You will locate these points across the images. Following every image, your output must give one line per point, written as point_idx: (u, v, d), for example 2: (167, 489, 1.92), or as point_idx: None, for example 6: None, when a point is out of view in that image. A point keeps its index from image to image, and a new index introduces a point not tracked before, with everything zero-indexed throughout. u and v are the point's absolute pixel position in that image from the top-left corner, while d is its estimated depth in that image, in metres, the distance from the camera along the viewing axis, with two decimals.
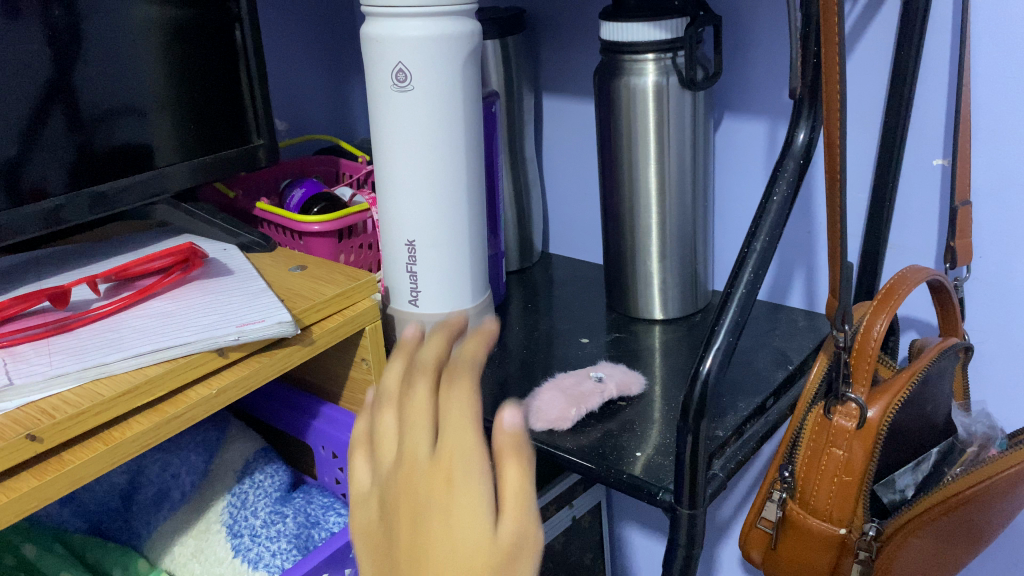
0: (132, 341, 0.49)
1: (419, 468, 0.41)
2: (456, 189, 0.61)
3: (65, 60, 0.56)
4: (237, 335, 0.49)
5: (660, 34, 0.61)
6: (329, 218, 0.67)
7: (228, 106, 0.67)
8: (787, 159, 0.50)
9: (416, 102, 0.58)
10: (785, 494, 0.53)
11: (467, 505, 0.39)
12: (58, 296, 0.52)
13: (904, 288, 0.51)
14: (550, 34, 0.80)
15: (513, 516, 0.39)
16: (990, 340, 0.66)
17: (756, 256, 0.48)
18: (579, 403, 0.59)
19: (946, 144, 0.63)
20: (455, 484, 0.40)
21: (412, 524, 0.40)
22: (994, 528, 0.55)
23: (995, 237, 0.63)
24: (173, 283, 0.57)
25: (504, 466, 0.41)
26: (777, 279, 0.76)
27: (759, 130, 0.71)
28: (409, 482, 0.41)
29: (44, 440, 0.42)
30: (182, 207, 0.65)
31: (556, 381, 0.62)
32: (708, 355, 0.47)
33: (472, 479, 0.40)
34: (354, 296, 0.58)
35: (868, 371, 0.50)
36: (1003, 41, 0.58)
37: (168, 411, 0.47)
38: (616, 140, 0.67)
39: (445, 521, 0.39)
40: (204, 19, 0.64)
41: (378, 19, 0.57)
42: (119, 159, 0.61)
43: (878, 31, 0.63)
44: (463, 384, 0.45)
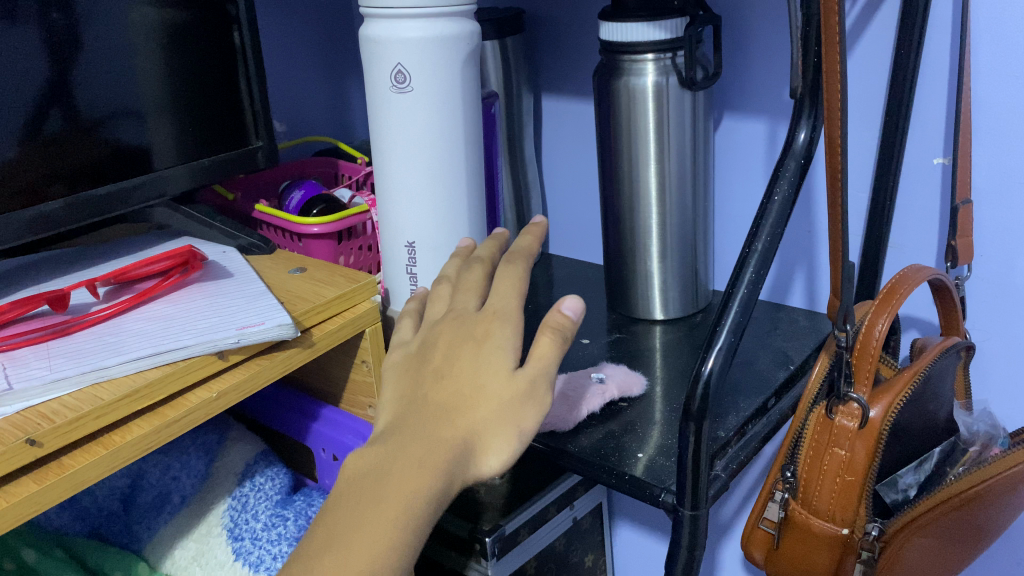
0: (132, 345, 0.49)
1: (463, 329, 0.45)
2: (456, 190, 0.61)
3: (64, 63, 0.56)
4: (237, 338, 0.49)
5: (660, 34, 0.61)
6: (328, 219, 0.67)
7: (227, 108, 0.67)
8: (787, 159, 0.50)
9: (415, 104, 0.58)
10: (787, 495, 0.52)
11: (499, 363, 0.43)
12: (57, 300, 0.52)
13: (906, 287, 0.51)
14: (549, 34, 0.80)
15: (537, 364, 0.43)
16: (992, 339, 0.66)
17: (757, 256, 0.48)
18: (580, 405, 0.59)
19: (947, 143, 0.63)
20: (495, 337, 0.44)
21: (449, 367, 0.44)
22: (996, 527, 0.55)
23: (996, 236, 0.63)
24: (172, 286, 0.57)
25: (540, 334, 0.44)
26: (777, 279, 0.75)
27: (759, 129, 0.71)
28: (451, 331, 0.46)
29: (44, 444, 0.42)
30: (181, 210, 0.65)
31: (568, 381, 0.62)
32: (710, 356, 0.47)
33: (504, 346, 0.44)
34: (354, 298, 0.58)
35: (870, 371, 0.50)
36: (1004, 39, 0.58)
37: (168, 415, 0.47)
38: (616, 140, 0.67)
39: (465, 366, 0.43)
40: (203, 21, 0.64)
41: (377, 21, 0.56)
42: (119, 162, 0.61)
43: (878, 30, 0.62)
44: (513, 267, 0.48)
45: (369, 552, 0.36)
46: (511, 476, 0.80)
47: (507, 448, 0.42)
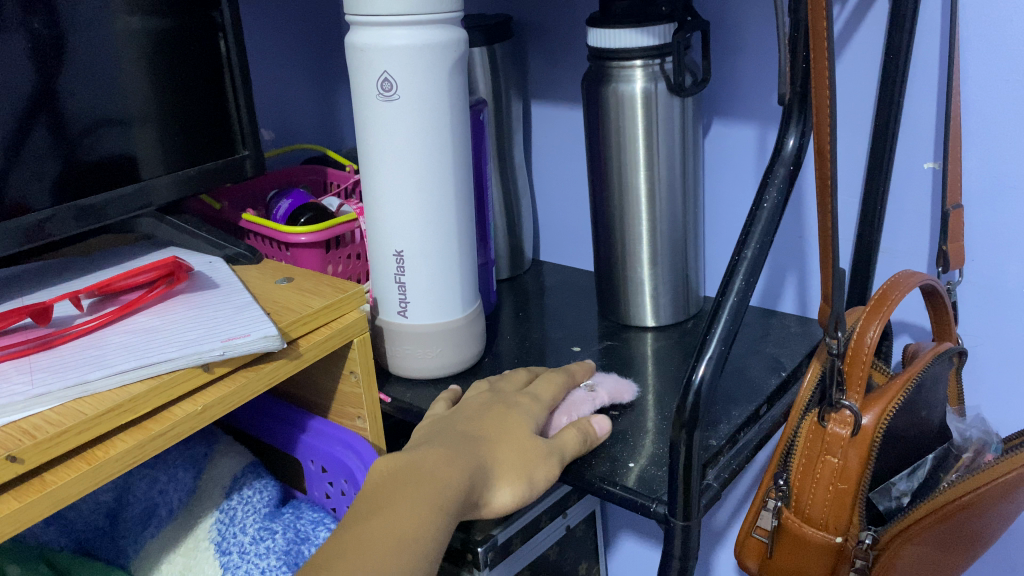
0: (115, 358, 0.48)
1: (497, 399, 0.56)
2: (444, 198, 0.60)
3: (47, 74, 0.56)
4: (223, 350, 0.48)
5: (648, 40, 0.61)
6: (316, 228, 0.66)
7: (213, 118, 0.67)
8: (777, 165, 0.50)
9: (402, 112, 0.57)
10: (781, 502, 0.52)
11: (522, 423, 0.53)
12: (40, 313, 0.51)
13: (897, 292, 0.51)
14: (537, 40, 0.79)
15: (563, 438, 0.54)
16: (984, 343, 0.66)
17: (747, 263, 0.47)
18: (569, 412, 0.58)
19: (937, 147, 0.63)
20: (524, 404, 0.56)
21: (482, 422, 0.54)
22: (991, 534, 0.55)
23: (988, 240, 0.63)
24: (157, 298, 0.56)
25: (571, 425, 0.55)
26: (769, 284, 0.75)
27: (748, 135, 0.71)
28: (484, 399, 0.56)
29: (25, 460, 0.41)
30: (167, 220, 0.64)
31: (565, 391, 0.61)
32: (700, 364, 0.46)
33: (530, 412, 0.55)
34: (342, 308, 0.58)
35: (862, 377, 0.49)
36: (993, 43, 0.58)
37: (152, 429, 0.46)
38: (606, 146, 0.67)
39: (494, 420, 0.53)
40: (188, 30, 0.63)
41: (362, 28, 0.56)
42: (103, 172, 0.60)
43: (867, 34, 0.62)
44: (557, 375, 0.60)
45: (412, 521, 0.43)
46: None
47: (520, 484, 0.50)
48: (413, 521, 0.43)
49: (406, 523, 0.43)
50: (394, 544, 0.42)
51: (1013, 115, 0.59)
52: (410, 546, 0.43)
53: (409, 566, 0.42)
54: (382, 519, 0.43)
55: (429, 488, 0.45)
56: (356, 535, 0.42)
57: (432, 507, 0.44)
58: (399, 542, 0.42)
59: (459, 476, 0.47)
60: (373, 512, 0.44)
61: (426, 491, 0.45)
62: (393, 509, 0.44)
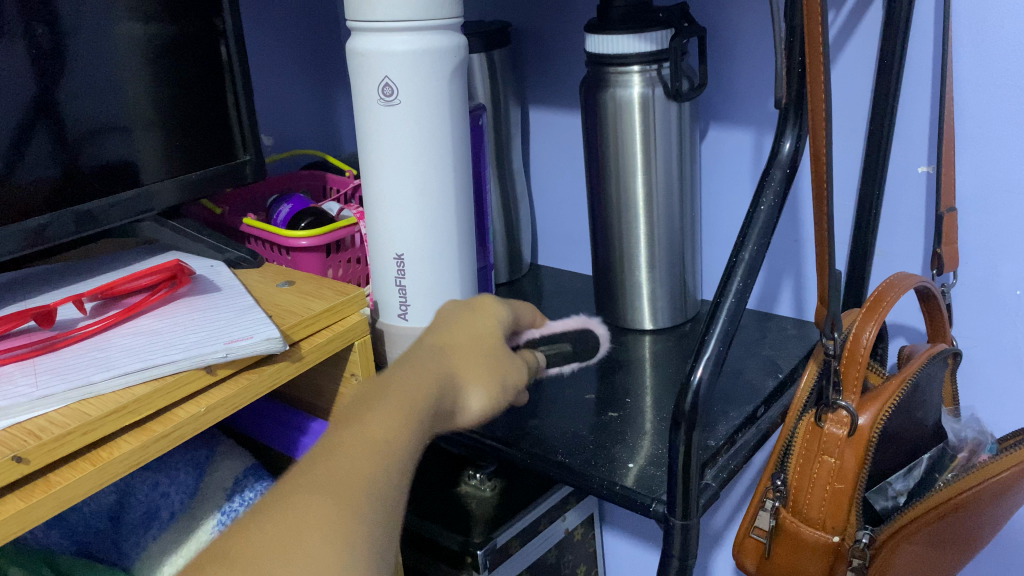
0: (119, 360, 0.48)
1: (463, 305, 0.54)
2: (444, 202, 0.61)
3: (50, 80, 0.56)
4: (226, 352, 0.49)
5: (645, 46, 0.62)
6: (317, 232, 0.67)
7: (215, 123, 0.67)
8: (774, 169, 0.50)
9: (403, 117, 0.58)
10: (778, 502, 0.52)
11: (484, 331, 0.52)
12: (43, 316, 0.51)
13: (892, 294, 0.52)
14: (535, 47, 0.80)
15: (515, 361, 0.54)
16: (978, 344, 0.66)
17: (744, 265, 0.48)
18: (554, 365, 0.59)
19: (931, 152, 0.64)
20: (488, 309, 0.54)
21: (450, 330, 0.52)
22: (984, 534, 0.55)
23: (981, 243, 0.64)
24: (160, 301, 0.57)
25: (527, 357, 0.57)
26: (765, 287, 0.76)
27: (744, 140, 0.71)
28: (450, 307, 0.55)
29: (31, 461, 0.42)
30: (169, 224, 0.66)
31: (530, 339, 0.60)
32: (698, 366, 0.47)
33: (495, 318, 0.53)
34: (343, 311, 0.58)
35: (858, 378, 0.50)
36: (985, 48, 0.59)
37: (156, 430, 0.46)
38: (603, 150, 0.68)
39: (455, 332, 0.51)
40: (189, 36, 0.64)
41: (363, 35, 0.57)
42: (105, 177, 0.60)
43: (862, 39, 0.63)
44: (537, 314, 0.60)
45: (385, 428, 0.39)
46: (502, 489, 0.80)
47: (490, 393, 0.50)
48: (393, 440, 0.39)
49: (386, 443, 0.39)
50: (384, 466, 0.38)
51: (1006, 119, 0.59)
52: (388, 453, 0.38)
53: (389, 470, 0.38)
54: (364, 441, 0.38)
55: (406, 405, 0.42)
56: (332, 462, 0.36)
57: (406, 427, 0.40)
58: (384, 460, 0.38)
59: (429, 387, 0.45)
60: (348, 436, 0.38)
61: (405, 414, 0.41)
62: (374, 430, 0.39)
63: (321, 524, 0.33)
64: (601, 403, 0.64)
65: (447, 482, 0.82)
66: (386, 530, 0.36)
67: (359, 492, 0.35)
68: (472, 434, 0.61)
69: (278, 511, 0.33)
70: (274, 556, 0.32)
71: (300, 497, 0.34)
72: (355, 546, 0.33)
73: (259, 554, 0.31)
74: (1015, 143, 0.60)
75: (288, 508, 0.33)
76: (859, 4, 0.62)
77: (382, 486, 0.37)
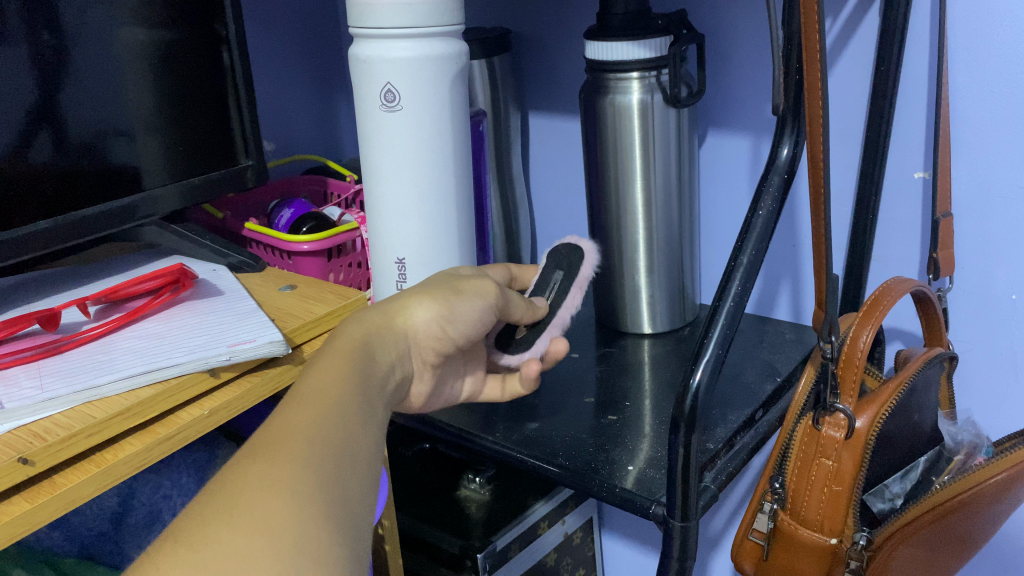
0: (123, 363, 0.49)
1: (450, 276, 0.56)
2: (446, 206, 0.61)
3: (53, 85, 0.57)
4: (229, 355, 0.49)
5: (644, 52, 0.62)
6: (319, 237, 0.68)
7: (217, 128, 0.68)
8: (772, 174, 0.51)
9: (405, 122, 0.58)
10: (777, 505, 0.53)
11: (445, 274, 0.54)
12: (48, 319, 0.52)
13: (889, 298, 0.52)
14: (535, 53, 0.81)
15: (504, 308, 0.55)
16: (974, 348, 0.67)
17: (742, 269, 0.49)
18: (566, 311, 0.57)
19: (927, 157, 0.64)
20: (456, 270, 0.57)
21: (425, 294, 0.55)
22: (982, 535, 0.56)
23: (977, 248, 0.64)
24: (163, 304, 0.57)
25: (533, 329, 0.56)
26: (763, 292, 0.76)
27: (742, 146, 0.72)
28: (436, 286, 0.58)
29: (36, 463, 0.42)
30: (171, 229, 0.66)
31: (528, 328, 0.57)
32: (697, 369, 0.47)
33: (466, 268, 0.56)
34: (344, 315, 0.59)
35: (855, 381, 0.51)
36: (981, 55, 0.59)
37: (159, 432, 0.47)
38: (602, 155, 0.68)
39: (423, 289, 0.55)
40: (193, 43, 0.64)
41: (366, 41, 0.57)
42: (108, 182, 0.61)
43: (859, 46, 0.64)
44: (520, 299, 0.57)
45: (326, 385, 0.39)
46: (501, 492, 0.81)
47: (437, 310, 0.50)
48: (339, 405, 0.38)
49: (334, 409, 0.37)
50: (332, 425, 0.36)
51: (1001, 125, 0.60)
52: (336, 405, 0.38)
53: (341, 420, 0.37)
54: (307, 404, 0.37)
55: (343, 348, 0.44)
56: (277, 424, 0.35)
57: (352, 390, 0.40)
58: (330, 421, 0.36)
59: (364, 328, 0.47)
60: (292, 401, 0.37)
61: (347, 368, 0.42)
62: (318, 391, 0.38)
63: (266, 484, 0.31)
64: (600, 407, 0.64)
65: (447, 485, 0.82)
66: (343, 487, 0.33)
67: (304, 449, 0.33)
68: (473, 436, 0.62)
69: (220, 481, 0.31)
70: (218, 518, 0.29)
71: (244, 463, 0.32)
72: (306, 506, 0.31)
73: (204, 518, 0.29)
74: (1010, 149, 0.60)
75: (242, 468, 0.32)
76: (856, 12, 0.63)
77: (333, 431, 0.36)
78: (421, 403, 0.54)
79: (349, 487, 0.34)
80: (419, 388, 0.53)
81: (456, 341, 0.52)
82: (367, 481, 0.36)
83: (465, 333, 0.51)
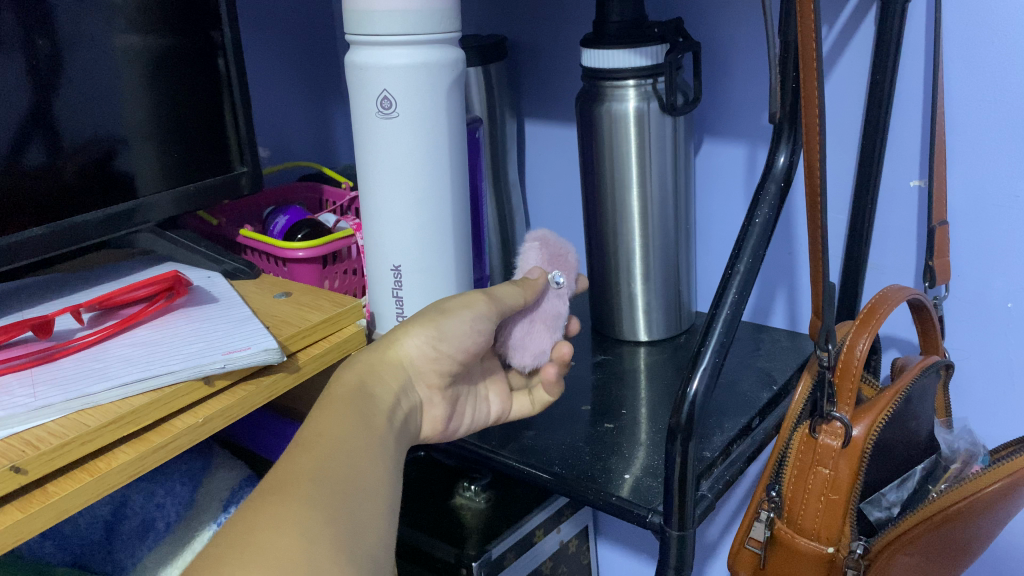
0: (117, 371, 0.48)
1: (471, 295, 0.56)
2: (441, 214, 0.61)
3: (46, 91, 0.56)
4: (223, 363, 0.49)
5: (641, 60, 0.62)
6: (314, 244, 0.67)
7: (212, 135, 0.68)
8: (768, 182, 0.51)
9: (401, 129, 0.58)
10: (773, 514, 0.52)
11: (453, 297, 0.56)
12: (42, 326, 0.51)
13: (886, 306, 0.52)
14: (531, 61, 0.81)
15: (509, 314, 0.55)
16: (970, 357, 0.67)
17: (739, 278, 0.49)
18: (528, 329, 0.56)
19: (922, 165, 0.65)
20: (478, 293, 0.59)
21: None
22: (979, 544, 0.55)
23: (972, 256, 0.64)
24: (157, 312, 0.57)
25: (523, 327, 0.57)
26: (759, 300, 0.77)
27: (739, 154, 0.72)
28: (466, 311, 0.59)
29: (29, 471, 0.41)
30: (167, 236, 0.65)
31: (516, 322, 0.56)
32: (694, 377, 0.47)
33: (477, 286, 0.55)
34: (339, 323, 0.59)
35: (852, 390, 0.51)
36: (976, 63, 0.59)
37: (153, 440, 0.46)
38: (599, 163, 0.68)
39: None
40: (188, 49, 0.64)
41: (361, 48, 0.57)
42: (103, 189, 0.60)
43: (855, 54, 0.64)
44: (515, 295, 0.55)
45: (334, 430, 0.42)
46: (495, 500, 0.80)
47: (424, 333, 0.52)
48: (342, 445, 0.41)
49: (338, 452, 0.40)
50: (336, 466, 0.39)
51: (997, 134, 0.60)
52: (342, 449, 0.41)
53: (348, 464, 0.40)
54: (311, 448, 0.40)
55: (342, 391, 0.47)
56: (289, 469, 0.38)
57: (356, 431, 0.43)
58: (335, 463, 0.39)
59: (359, 369, 0.50)
60: (301, 445, 0.40)
61: (349, 409, 0.45)
62: (320, 435, 0.41)
63: (277, 523, 0.34)
64: (597, 415, 0.64)
65: (441, 493, 0.82)
66: (351, 520, 0.37)
67: (310, 489, 0.37)
68: (470, 445, 0.61)
69: (234, 524, 0.35)
70: (233, 555, 0.32)
71: (255, 506, 0.35)
72: (315, 541, 0.34)
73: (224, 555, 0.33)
74: (1006, 158, 0.60)
75: (257, 511, 0.35)
76: (852, 20, 0.63)
77: (340, 473, 0.39)
78: (440, 428, 0.56)
79: (357, 519, 0.37)
80: (432, 412, 0.55)
81: (453, 356, 0.53)
82: (378, 511, 0.39)
83: (462, 347, 0.53)
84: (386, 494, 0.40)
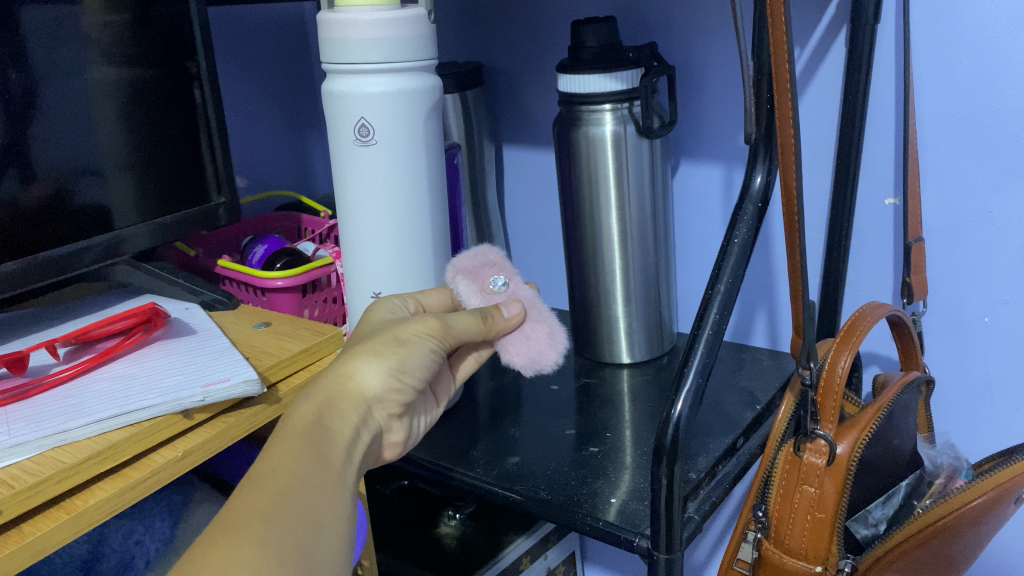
0: (93, 407, 0.47)
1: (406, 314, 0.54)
2: (421, 240, 0.61)
3: (19, 124, 0.55)
4: (203, 396, 0.48)
5: (617, 85, 0.63)
6: (292, 273, 0.67)
7: (188, 166, 0.67)
8: (746, 203, 0.52)
9: (379, 157, 0.58)
10: (760, 534, 0.52)
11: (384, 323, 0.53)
12: (16, 362, 0.51)
13: (866, 323, 0.52)
14: (508, 85, 0.81)
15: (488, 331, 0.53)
16: (950, 372, 0.68)
17: (720, 297, 0.49)
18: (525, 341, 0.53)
19: (896, 184, 0.66)
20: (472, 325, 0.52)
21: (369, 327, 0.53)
22: (967, 557, 0.55)
23: (948, 272, 0.65)
24: (135, 345, 0.56)
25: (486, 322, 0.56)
26: (739, 319, 0.77)
27: (715, 174, 0.73)
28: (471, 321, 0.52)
29: (3, 512, 0.41)
30: (143, 267, 0.65)
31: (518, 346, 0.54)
32: (678, 400, 0.47)
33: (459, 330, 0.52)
34: (319, 352, 0.58)
35: (835, 408, 0.50)
36: (945, 83, 0.61)
37: (132, 476, 0.45)
38: (577, 185, 0.68)
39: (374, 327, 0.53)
40: (162, 80, 0.64)
41: (339, 77, 0.57)
42: (78, 221, 0.60)
43: (829, 73, 0.65)
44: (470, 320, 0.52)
45: (293, 459, 0.41)
46: (480, 528, 0.80)
47: (386, 364, 0.50)
48: (298, 481, 0.39)
49: (294, 486, 0.39)
50: (290, 503, 0.38)
51: (968, 151, 0.61)
52: (300, 485, 0.39)
53: (306, 501, 0.38)
54: (264, 484, 0.38)
55: (296, 421, 0.44)
56: (241, 509, 0.37)
57: (314, 462, 0.41)
58: (291, 500, 0.38)
59: (318, 400, 0.46)
60: (253, 481, 0.38)
61: (306, 440, 0.43)
62: (276, 468, 0.39)
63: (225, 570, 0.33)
64: (581, 438, 0.64)
65: (425, 521, 0.81)
66: (305, 564, 0.36)
67: (263, 532, 0.35)
68: (454, 472, 0.61)
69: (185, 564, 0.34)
70: None
71: (205, 548, 0.34)
72: None
73: None
74: (978, 175, 0.61)
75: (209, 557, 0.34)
76: (823, 41, 0.64)
77: (297, 512, 0.37)
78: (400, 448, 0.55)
79: (311, 562, 0.36)
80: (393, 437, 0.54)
81: (413, 383, 0.52)
82: (333, 549, 0.38)
83: (419, 373, 0.52)
84: (343, 531, 0.39)
